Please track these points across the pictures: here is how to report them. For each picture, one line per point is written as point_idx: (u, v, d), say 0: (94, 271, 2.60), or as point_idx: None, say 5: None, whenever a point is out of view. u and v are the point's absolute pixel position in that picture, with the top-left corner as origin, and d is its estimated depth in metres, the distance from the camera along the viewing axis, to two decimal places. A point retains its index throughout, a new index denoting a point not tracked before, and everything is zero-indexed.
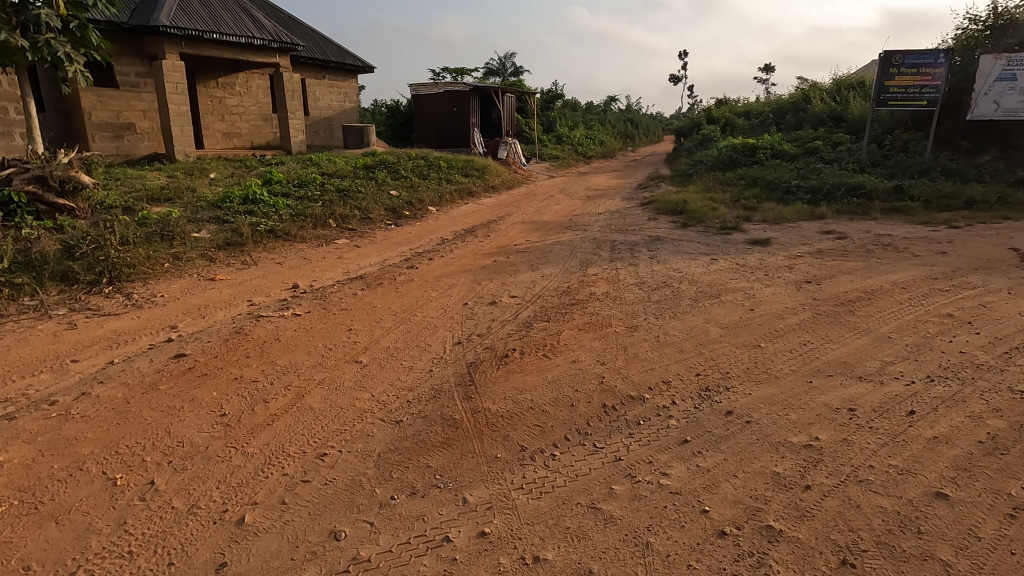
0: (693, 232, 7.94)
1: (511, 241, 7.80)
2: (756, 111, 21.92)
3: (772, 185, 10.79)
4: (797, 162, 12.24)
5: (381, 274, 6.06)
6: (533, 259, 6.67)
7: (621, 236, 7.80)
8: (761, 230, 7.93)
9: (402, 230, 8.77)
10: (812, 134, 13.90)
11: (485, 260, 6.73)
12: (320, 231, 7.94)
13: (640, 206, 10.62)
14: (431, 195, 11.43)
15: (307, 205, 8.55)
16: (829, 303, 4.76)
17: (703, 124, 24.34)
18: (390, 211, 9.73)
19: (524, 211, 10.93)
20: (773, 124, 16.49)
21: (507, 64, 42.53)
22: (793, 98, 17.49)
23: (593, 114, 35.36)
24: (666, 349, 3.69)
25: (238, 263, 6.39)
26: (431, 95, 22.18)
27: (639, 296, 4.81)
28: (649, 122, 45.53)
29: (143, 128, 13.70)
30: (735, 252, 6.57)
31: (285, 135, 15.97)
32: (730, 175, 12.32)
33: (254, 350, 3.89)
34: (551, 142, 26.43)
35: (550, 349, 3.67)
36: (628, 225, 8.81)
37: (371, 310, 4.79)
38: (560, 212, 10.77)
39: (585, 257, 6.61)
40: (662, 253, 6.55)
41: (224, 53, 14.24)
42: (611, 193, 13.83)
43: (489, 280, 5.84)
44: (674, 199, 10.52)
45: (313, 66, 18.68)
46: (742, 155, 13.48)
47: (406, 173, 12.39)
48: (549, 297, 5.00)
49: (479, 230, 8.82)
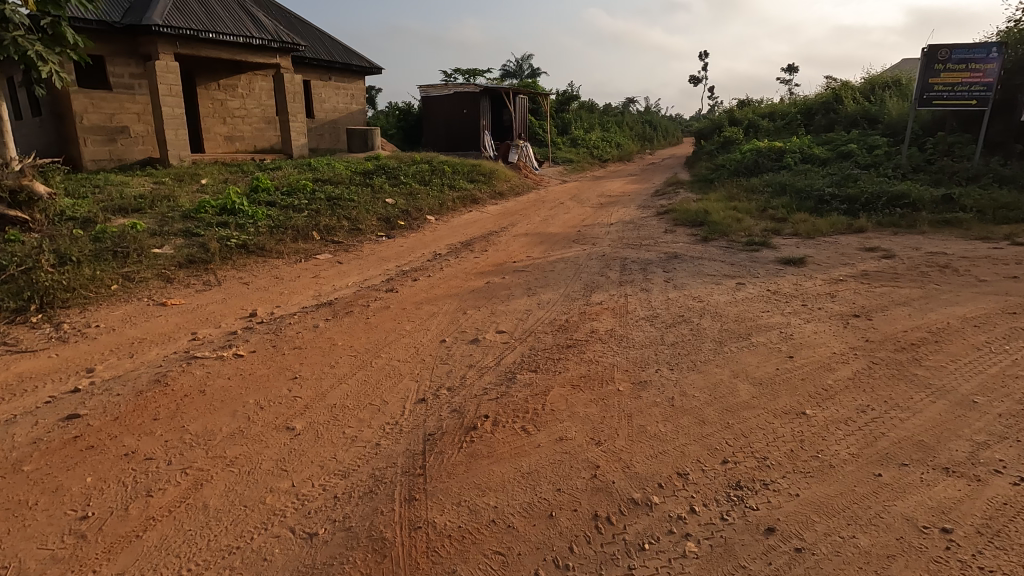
0: (714, 247, 7.08)
1: (510, 258, 7.01)
2: (781, 112, 20.80)
3: (802, 193, 9.86)
4: (829, 167, 11.26)
5: (355, 298, 5.31)
6: (531, 281, 5.88)
7: (631, 252, 6.99)
8: (792, 246, 7.02)
9: (393, 243, 8.04)
10: (844, 137, 12.87)
11: (477, 281, 5.95)
12: (301, 246, 7.23)
13: (656, 216, 9.76)
14: (432, 203, 10.69)
15: (289, 216, 7.84)
16: (885, 347, 3.86)
17: (725, 126, 23.27)
18: (383, 221, 9.00)
19: (530, 221, 10.14)
20: (801, 126, 15.44)
21: (523, 65, 41.79)
22: (822, 98, 16.40)
23: (609, 116, 34.40)
24: (682, 420, 2.84)
25: (199, 284, 5.71)
26: (441, 96, 21.50)
27: (650, 335, 3.96)
28: (668, 124, 44.38)
29: (138, 131, 13.23)
30: (763, 274, 5.69)
31: (287, 138, 15.40)
32: (753, 181, 11.41)
33: (167, 409, 3.14)
34: (565, 145, 25.58)
35: (532, 419, 2.85)
36: (641, 238, 7.98)
37: (328, 350, 4.01)
38: (568, 222, 9.96)
39: (589, 279, 5.80)
40: (679, 275, 5.71)
41: (222, 53, 13.72)
42: (625, 200, 12.96)
43: (476, 308, 5.05)
44: (693, 208, 9.64)
45: (319, 67, 18.19)
46: (767, 160, 12.53)
47: (406, 179, 11.69)
48: (542, 334, 4.17)
49: (478, 243, 8.05)
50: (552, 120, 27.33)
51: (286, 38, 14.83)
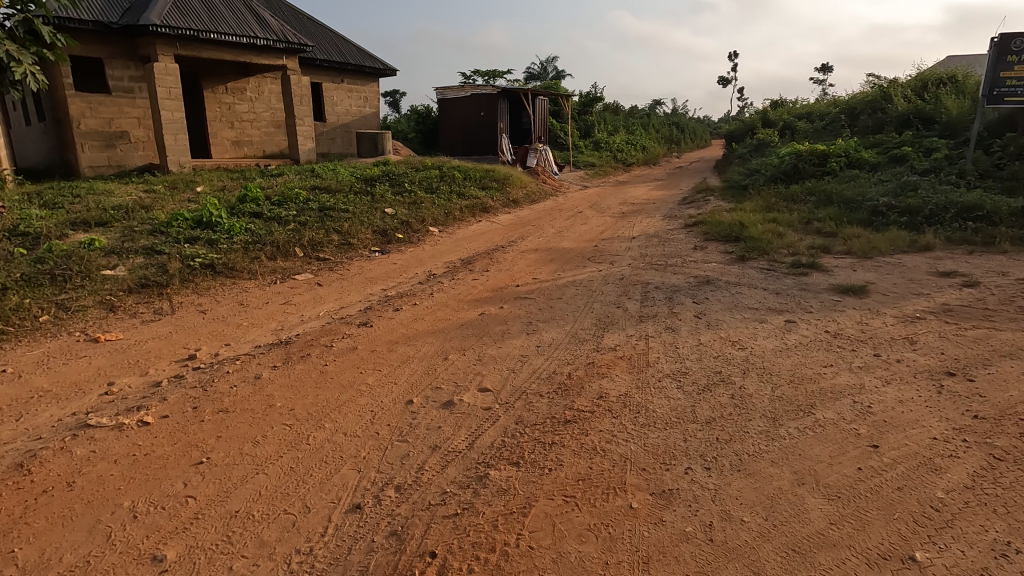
0: (752, 269, 6.06)
1: (513, 280, 6.10)
2: (820, 113, 19.39)
3: (851, 203, 8.71)
4: (880, 173, 10.05)
5: (319, 335, 4.45)
6: (534, 312, 4.96)
7: (654, 274, 6.01)
8: (847, 269, 5.94)
9: (385, 260, 7.21)
10: (896, 139, 11.60)
11: (470, 312, 5.04)
12: (278, 265, 6.44)
13: (684, 228, 8.74)
14: (437, 213, 9.84)
15: (270, 230, 7.07)
16: (1006, 427, 2.80)
17: (758, 128, 21.94)
18: (378, 234, 8.18)
19: (544, 233, 9.21)
20: (845, 127, 14.15)
21: (548, 67, 40.91)
22: (867, 97, 15.07)
23: (635, 118, 33.21)
24: (725, 574, 1.87)
25: (147, 313, 4.93)
26: (457, 98, 20.72)
27: (675, 405, 2.98)
28: (696, 126, 42.94)
29: (138, 136, 12.76)
30: (817, 310, 4.65)
31: (294, 143, 14.80)
32: (793, 189, 10.29)
33: (5, 519, 2.29)
34: (588, 148, 24.54)
35: (497, 566, 1.92)
36: (666, 256, 7.00)
37: (259, 417, 3.13)
38: (585, 234, 9.00)
39: (603, 310, 4.86)
40: (711, 308, 4.71)
41: (224, 55, 13.16)
42: (650, 208, 11.93)
43: (461, 350, 4.13)
44: (726, 219, 8.60)
45: (331, 69, 17.66)
46: (809, 164, 11.35)
47: (412, 187, 10.88)
48: (534, 398, 3.22)
49: (480, 260, 7.15)
50: (575, 122, 26.33)
51: (293, 38, 14.21)
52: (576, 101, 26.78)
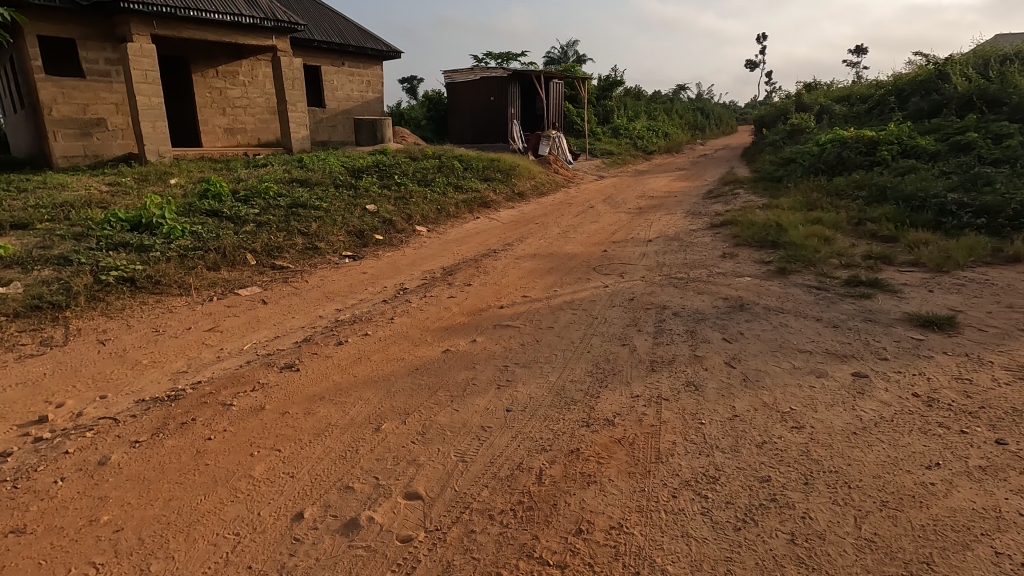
0: (796, 287, 4.85)
1: (496, 299, 4.98)
2: (861, 96, 17.68)
3: (909, 200, 7.37)
4: (941, 164, 8.62)
5: (224, 384, 3.40)
6: (512, 348, 3.86)
7: (673, 293, 4.84)
8: (919, 289, 4.68)
9: (354, 269, 6.17)
10: (956, 123, 10.09)
11: (431, 348, 3.94)
12: (219, 276, 5.42)
13: (709, 229, 7.52)
14: (427, 209, 8.75)
15: (220, 233, 6.07)
16: None
17: (791, 112, 20.26)
18: (353, 236, 7.12)
19: (546, 234, 8.06)
20: (892, 111, 12.62)
21: (569, 52, 39.35)
22: (918, 76, 13.44)
23: (657, 104, 31.55)
24: None
25: (30, 344, 3.97)
26: (466, 82, 19.52)
27: (695, 560, 1.83)
28: (722, 112, 40.97)
29: (116, 123, 11.90)
30: (893, 356, 3.43)
31: (286, 130, 13.82)
32: (836, 182, 8.95)
33: None
34: (606, 135, 23.11)
35: None
36: (688, 267, 5.81)
37: (60, 546, 2.08)
38: (594, 235, 7.84)
39: (601, 350, 3.72)
40: (746, 351, 3.53)
41: (208, 34, 12.20)
42: (671, 203, 10.68)
43: (400, 413, 3.03)
44: (759, 218, 7.35)
45: (330, 51, 16.71)
46: (853, 152, 9.95)
47: (402, 179, 9.81)
48: (478, 525, 2.11)
49: (463, 269, 6.04)
50: (592, 108, 24.91)
51: (283, 17, 13.16)
52: (594, 85, 25.32)
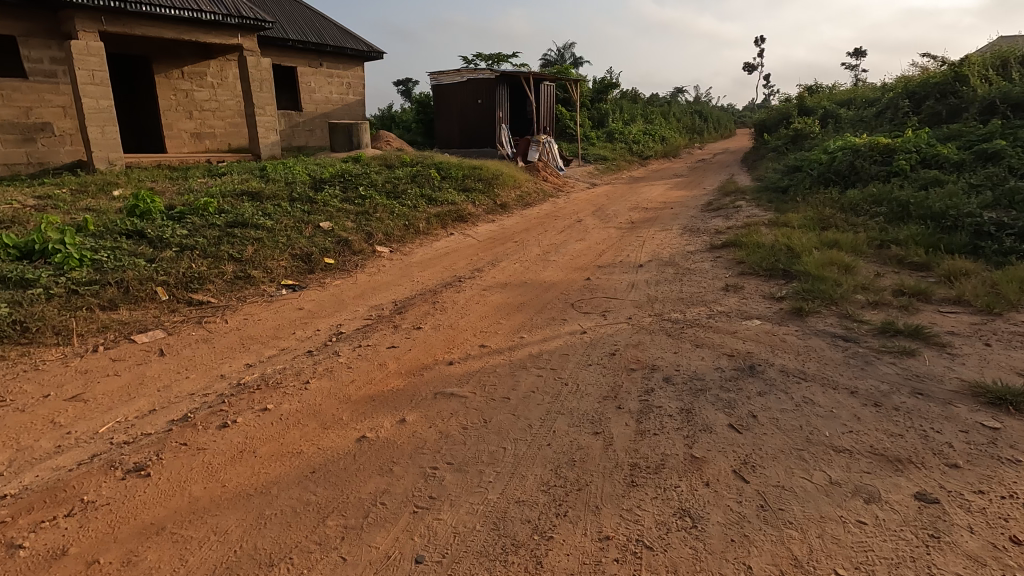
0: (817, 338, 3.91)
1: (445, 351, 4.04)
2: (868, 99, 16.77)
3: (936, 219, 6.44)
4: (967, 175, 7.71)
5: (32, 503, 2.42)
6: (448, 435, 2.92)
7: (666, 344, 3.88)
8: (971, 342, 3.75)
9: (288, 304, 5.23)
10: (980, 129, 9.17)
11: (342, 432, 2.99)
12: (115, 318, 4.47)
13: (709, 251, 6.61)
14: (392, 226, 7.81)
15: (127, 262, 5.13)
16: None
17: (793, 116, 19.35)
18: (298, 260, 6.17)
19: (523, 254, 7.15)
20: (905, 115, 11.71)
21: (565, 54, 38.50)
22: (932, 77, 12.53)
23: (654, 106, 30.68)
24: None
25: None
26: (453, 84, 18.60)
27: None
28: (721, 115, 40.12)
29: (64, 128, 10.95)
30: (965, 460, 2.48)
31: (254, 136, 12.90)
32: (848, 196, 8.05)
33: None
34: (600, 140, 22.21)
35: None
36: (684, 303, 4.88)
37: None
38: (578, 256, 6.92)
39: (567, 442, 2.77)
40: (763, 449, 2.59)
41: (165, 32, 11.28)
42: (667, 216, 9.78)
43: (259, 567, 2.06)
44: (765, 240, 6.44)
45: (307, 50, 15.87)
46: (866, 161, 9.04)
47: (369, 191, 8.89)
48: None
49: (417, 304, 5.09)
50: (586, 111, 24.02)
51: (249, 13, 12.22)
52: (588, 87, 24.42)
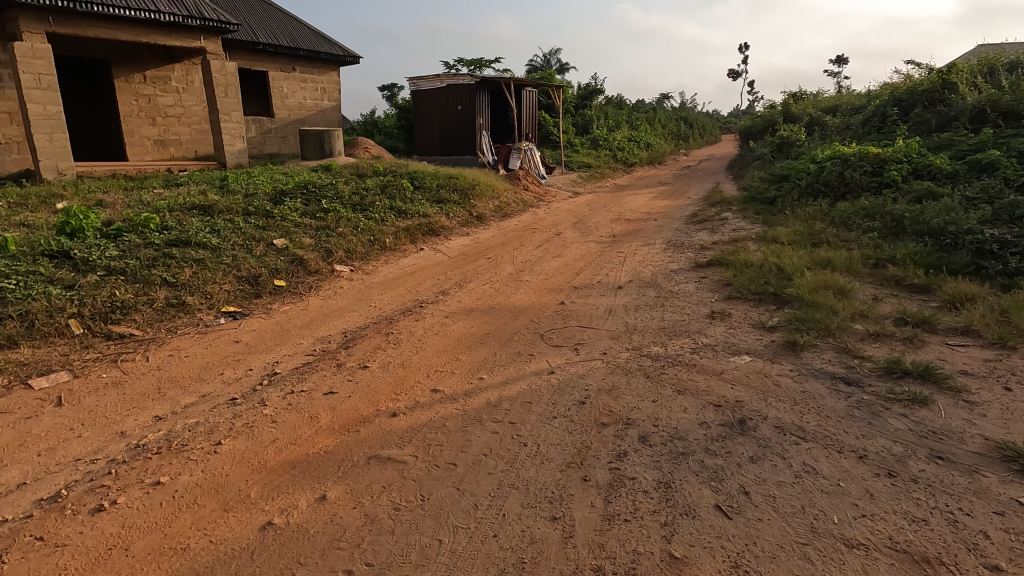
0: (814, 381, 3.42)
1: (390, 398, 3.49)
2: (853, 107, 16.54)
3: (934, 235, 6.02)
4: (962, 187, 7.33)
5: None
6: (374, 521, 2.38)
7: (642, 390, 3.38)
8: (989, 385, 3.28)
9: (224, 336, 4.66)
10: (972, 138, 8.84)
11: (245, 517, 2.43)
12: (12, 359, 3.88)
13: (693, 270, 6.15)
14: (354, 242, 7.25)
15: (38, 290, 4.53)
16: None
17: (779, 123, 19.08)
18: (243, 284, 5.60)
19: (494, 273, 6.63)
20: (893, 123, 11.41)
21: (551, 60, 38.19)
22: (920, 84, 12.25)
23: (639, 112, 30.43)
24: None
25: None
26: (432, 90, 18.10)
27: None
28: (706, 121, 40.06)
29: (11, 136, 10.26)
30: (1007, 560, 1.99)
31: (219, 143, 12.28)
32: (839, 209, 7.65)
33: None
34: (584, 147, 21.81)
35: None
36: (666, 334, 4.39)
37: None
38: (553, 275, 6.43)
39: (518, 533, 2.25)
40: (758, 545, 2.08)
41: (120, 34, 10.65)
42: (650, 228, 9.33)
43: None
44: (753, 259, 5.99)
45: (279, 54, 15.32)
46: (856, 172, 8.67)
47: (334, 203, 8.33)
48: None
49: (369, 337, 4.54)
50: (570, 118, 23.65)
51: (212, 15, 11.63)
52: (572, 93, 24.05)
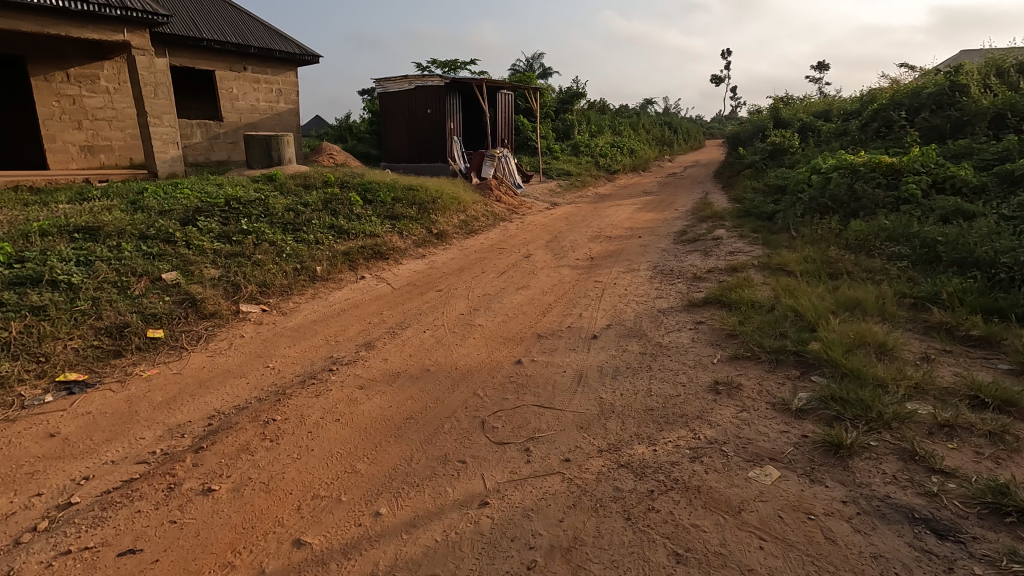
0: (886, 531, 2.19)
1: (219, 566, 2.19)
2: (848, 112, 15.61)
3: (980, 266, 4.89)
4: (997, 203, 6.24)
5: None
6: None
7: (619, 554, 2.14)
8: None
9: (37, 427, 3.31)
10: (995, 146, 7.79)
11: None
12: None
13: (687, 312, 4.94)
14: (273, 273, 5.92)
15: None
16: None
17: (769, 128, 18.12)
18: (100, 339, 4.26)
19: (442, 313, 5.37)
20: (899, 128, 10.39)
21: (534, 65, 37.16)
22: (924, 86, 11.26)
23: (622, 118, 29.42)
24: None
25: None
26: (400, 93, 16.82)
27: None
28: (690, 127, 39.31)
29: None
30: None
31: (150, 149, 10.87)
32: (853, 230, 6.53)
33: None
34: (565, 153, 20.67)
35: None
36: (654, 422, 3.15)
37: None
38: (515, 317, 5.19)
39: None
40: None
41: (24, 24, 9.21)
42: (634, 249, 8.15)
43: None
44: (762, 298, 4.79)
45: (227, 52, 13.96)
46: (867, 184, 7.56)
47: (258, 223, 7.00)
48: None
49: (238, 427, 3.22)
50: (550, 123, 22.51)
51: (136, 5, 10.24)
52: (552, 97, 22.93)
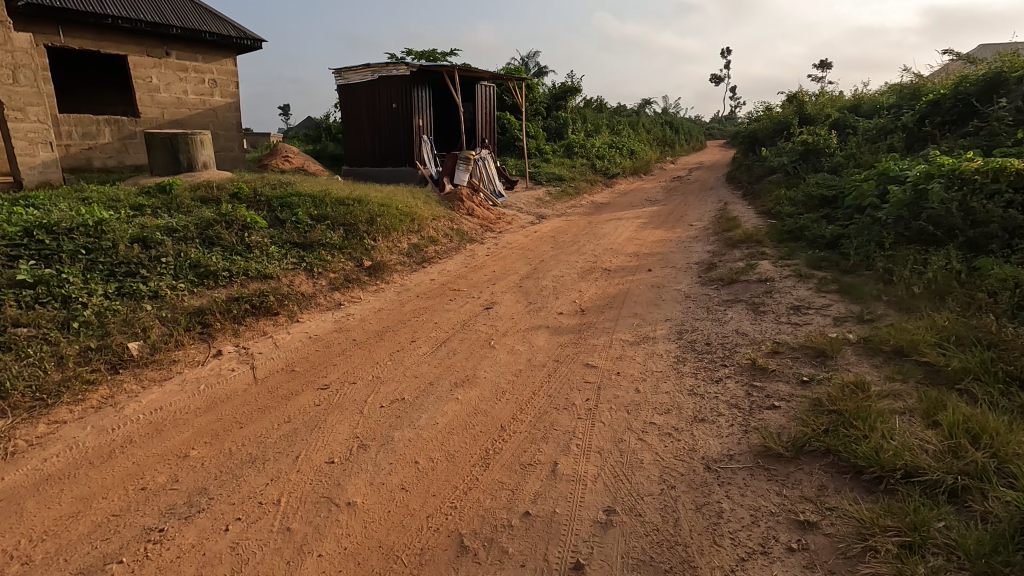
0: None
1: None
2: (887, 106, 13.20)
3: None
4: None
5: None
6: None
7: None
8: None
9: None
10: None
11: None
12: None
13: (768, 480, 2.45)
14: (27, 367, 3.44)
15: None
16: None
17: (792, 126, 15.68)
18: None
19: (298, 457, 2.86)
20: (986, 122, 7.93)
21: (528, 63, 34.67)
22: (1012, 67, 8.77)
23: (621, 117, 26.99)
24: None
25: None
26: (361, 86, 14.31)
27: None
28: (691, 127, 36.94)
29: None
30: None
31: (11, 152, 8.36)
32: (1002, 280, 4.04)
33: None
34: (557, 155, 18.22)
35: None
36: None
37: None
38: (429, 478, 2.68)
39: None
40: None
41: None
42: (643, 293, 5.68)
43: None
44: (929, 461, 2.29)
45: (141, 33, 11.44)
46: (991, 202, 5.09)
47: (63, 266, 4.51)
48: None
49: None
50: (541, 121, 20.04)
51: None
52: (543, 94, 20.48)
